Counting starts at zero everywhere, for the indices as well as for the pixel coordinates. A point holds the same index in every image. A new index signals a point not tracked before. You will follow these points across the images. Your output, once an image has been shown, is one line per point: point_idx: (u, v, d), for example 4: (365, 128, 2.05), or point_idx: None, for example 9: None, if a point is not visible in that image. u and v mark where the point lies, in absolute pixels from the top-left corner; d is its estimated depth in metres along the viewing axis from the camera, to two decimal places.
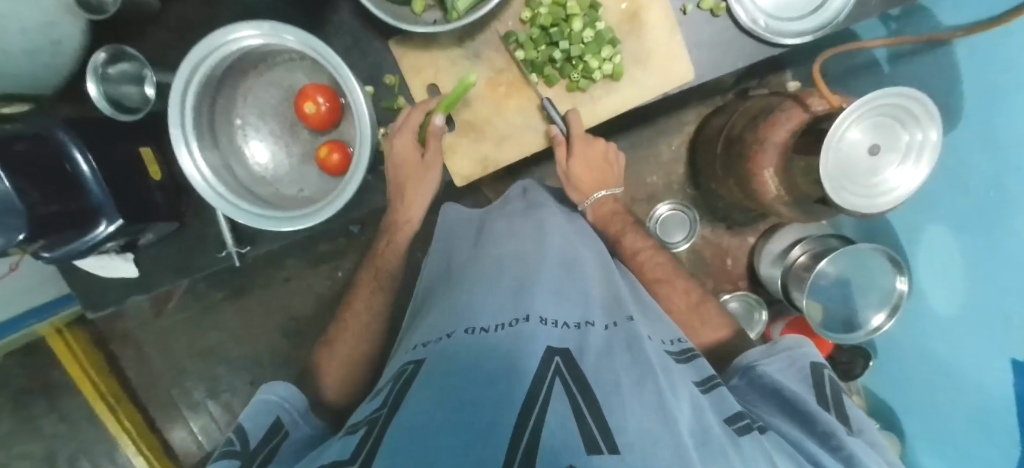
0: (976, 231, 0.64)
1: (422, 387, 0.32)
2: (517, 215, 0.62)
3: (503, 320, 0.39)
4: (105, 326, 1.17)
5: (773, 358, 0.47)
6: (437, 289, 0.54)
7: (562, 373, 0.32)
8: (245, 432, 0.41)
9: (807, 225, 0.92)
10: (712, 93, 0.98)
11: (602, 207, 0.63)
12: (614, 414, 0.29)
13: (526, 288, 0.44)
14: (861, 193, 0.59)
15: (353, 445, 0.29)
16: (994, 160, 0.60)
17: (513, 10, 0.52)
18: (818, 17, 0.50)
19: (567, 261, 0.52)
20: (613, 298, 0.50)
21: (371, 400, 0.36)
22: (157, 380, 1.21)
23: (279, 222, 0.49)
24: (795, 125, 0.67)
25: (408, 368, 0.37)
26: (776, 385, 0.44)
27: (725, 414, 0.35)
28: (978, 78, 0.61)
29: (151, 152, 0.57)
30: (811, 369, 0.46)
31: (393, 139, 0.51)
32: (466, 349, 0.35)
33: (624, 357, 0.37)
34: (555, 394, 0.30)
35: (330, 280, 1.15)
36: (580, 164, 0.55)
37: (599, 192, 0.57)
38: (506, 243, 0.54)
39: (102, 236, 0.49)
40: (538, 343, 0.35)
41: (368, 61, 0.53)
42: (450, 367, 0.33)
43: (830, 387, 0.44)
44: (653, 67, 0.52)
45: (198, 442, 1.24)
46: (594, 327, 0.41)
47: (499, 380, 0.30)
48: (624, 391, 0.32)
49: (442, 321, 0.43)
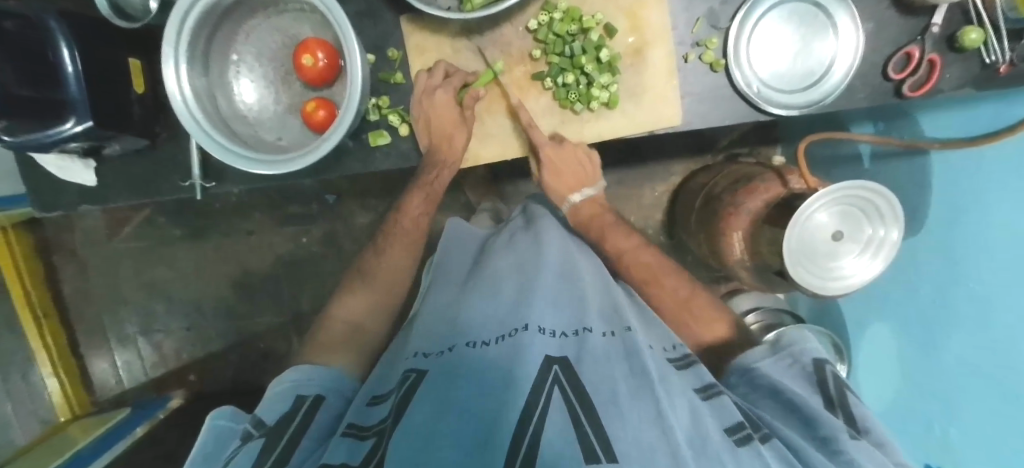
0: (916, 334, 0.68)
1: (425, 396, 0.34)
2: (517, 231, 0.62)
3: (503, 332, 0.41)
4: (53, 236, 1.14)
5: (778, 359, 0.45)
6: (450, 289, 0.55)
7: (561, 382, 0.34)
8: (263, 417, 0.40)
9: (765, 295, 0.90)
10: (705, 150, 1.02)
11: (583, 208, 0.63)
12: (612, 420, 0.31)
13: (525, 296, 0.45)
14: (819, 274, 0.61)
15: (364, 450, 0.33)
16: (944, 274, 0.63)
17: (528, 15, 0.53)
18: (809, 94, 0.51)
19: (565, 272, 0.52)
20: (613, 306, 0.49)
21: (376, 408, 0.40)
22: (92, 303, 1.18)
23: (260, 167, 0.48)
24: (771, 197, 0.69)
25: (410, 376, 0.39)
26: (778, 391, 0.42)
27: (726, 423, 0.35)
28: (950, 189, 0.62)
29: (139, 65, 0.55)
30: (814, 369, 0.43)
31: (436, 90, 0.53)
32: (465, 364, 0.37)
33: (621, 365, 0.37)
34: (554, 401, 0.32)
35: (293, 243, 1.13)
36: (555, 173, 0.58)
37: (575, 194, 0.61)
38: (506, 255, 0.55)
39: (69, 134, 0.48)
40: (535, 349, 0.37)
41: (376, 30, 0.54)
42: (453, 377, 0.35)
43: (835, 388, 0.42)
44: (646, 102, 0.54)
45: (118, 377, 1.20)
46: (592, 333, 0.42)
47: (497, 391, 0.33)
48: (621, 400, 0.33)
49: (445, 333, 0.44)
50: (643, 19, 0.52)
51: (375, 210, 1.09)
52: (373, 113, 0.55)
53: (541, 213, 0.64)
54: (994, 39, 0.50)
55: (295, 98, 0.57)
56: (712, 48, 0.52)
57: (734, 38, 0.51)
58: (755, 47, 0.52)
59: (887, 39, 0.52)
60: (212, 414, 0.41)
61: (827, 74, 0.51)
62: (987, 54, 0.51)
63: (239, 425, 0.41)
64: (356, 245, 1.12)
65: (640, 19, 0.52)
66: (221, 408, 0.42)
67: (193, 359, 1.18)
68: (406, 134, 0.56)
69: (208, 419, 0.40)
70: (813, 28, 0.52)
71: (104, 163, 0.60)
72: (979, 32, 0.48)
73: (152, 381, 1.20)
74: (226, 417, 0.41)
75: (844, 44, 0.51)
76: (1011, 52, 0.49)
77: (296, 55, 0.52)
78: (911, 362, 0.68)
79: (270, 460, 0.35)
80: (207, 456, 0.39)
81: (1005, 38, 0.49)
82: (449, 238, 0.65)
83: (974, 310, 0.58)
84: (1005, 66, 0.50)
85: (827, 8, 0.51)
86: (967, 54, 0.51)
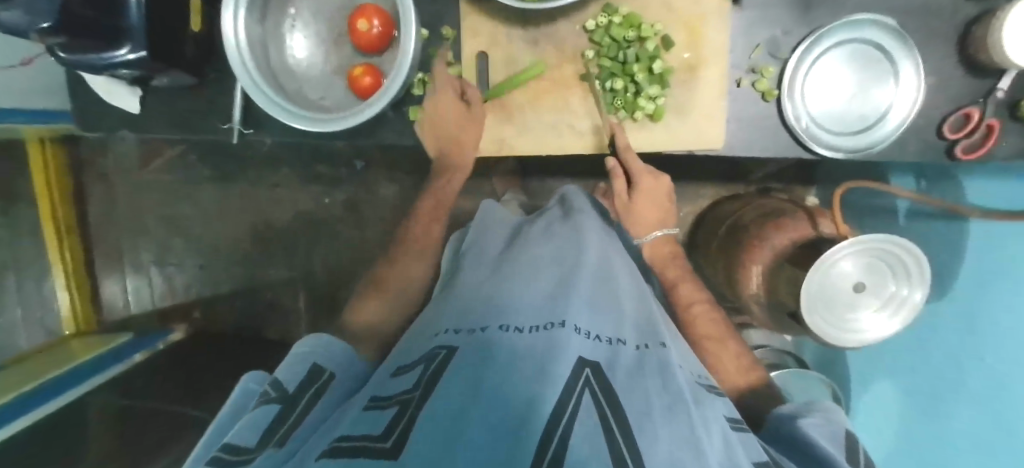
0: (924, 400, 0.66)
1: (455, 375, 0.33)
2: (554, 221, 0.61)
3: (541, 322, 0.40)
4: (86, 155, 1.17)
5: (814, 414, 0.44)
6: (481, 271, 0.54)
7: (592, 386, 0.32)
8: (282, 382, 0.41)
9: (772, 334, 0.89)
10: (737, 179, 1.00)
11: (657, 248, 0.61)
12: (644, 434, 0.29)
13: (564, 293, 0.44)
14: (835, 324, 0.60)
15: (385, 421, 0.31)
16: (964, 344, 0.62)
17: (586, 14, 0.53)
18: (857, 139, 0.50)
19: (604, 273, 0.50)
20: (648, 319, 0.48)
21: (401, 378, 0.39)
22: (113, 227, 1.21)
23: (301, 121, 0.49)
24: (797, 237, 0.68)
25: (441, 353, 0.38)
26: (806, 440, 0.40)
27: (756, 457, 0.34)
28: (979, 261, 0.61)
29: (201, 5, 0.55)
30: (847, 438, 0.43)
31: (490, 78, 0.53)
32: (500, 348, 0.36)
33: (654, 378, 0.36)
34: (584, 406, 0.30)
35: (315, 202, 1.15)
36: (643, 202, 0.59)
37: (658, 230, 0.60)
38: (544, 244, 0.54)
39: (120, 60, 0.49)
40: (572, 350, 0.35)
41: (434, 5, 0.54)
42: (483, 361, 0.34)
43: (864, 460, 0.40)
44: (691, 120, 0.53)
45: (126, 301, 1.23)
46: (626, 346, 0.41)
47: (529, 382, 0.31)
48: (655, 416, 0.32)
49: (477, 315, 0.44)
50: (701, 36, 0.51)
51: (399, 183, 1.10)
52: (417, 88, 0.55)
53: (580, 209, 0.63)
54: None
55: (343, 60, 0.57)
56: (767, 76, 0.51)
57: (792, 70, 0.50)
58: (811, 83, 0.51)
59: (949, 96, 0.51)
60: (246, 379, 0.43)
61: (879, 122, 0.50)
62: None
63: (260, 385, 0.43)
64: (375, 214, 1.13)
65: (699, 35, 0.51)
66: (254, 373, 0.44)
67: (200, 297, 1.21)
68: (447, 114, 0.56)
69: (242, 381, 0.43)
70: (874, 74, 0.51)
71: (150, 92, 0.62)
72: None
73: (158, 311, 1.23)
74: (256, 381, 0.43)
75: (903, 94, 0.50)
76: None
77: (352, 19, 0.52)
78: (916, 425, 0.68)
79: (284, 424, 0.36)
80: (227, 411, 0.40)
81: None
82: (482, 216, 0.67)
83: (986, 386, 0.59)
84: None
85: (893, 54, 0.49)
86: None
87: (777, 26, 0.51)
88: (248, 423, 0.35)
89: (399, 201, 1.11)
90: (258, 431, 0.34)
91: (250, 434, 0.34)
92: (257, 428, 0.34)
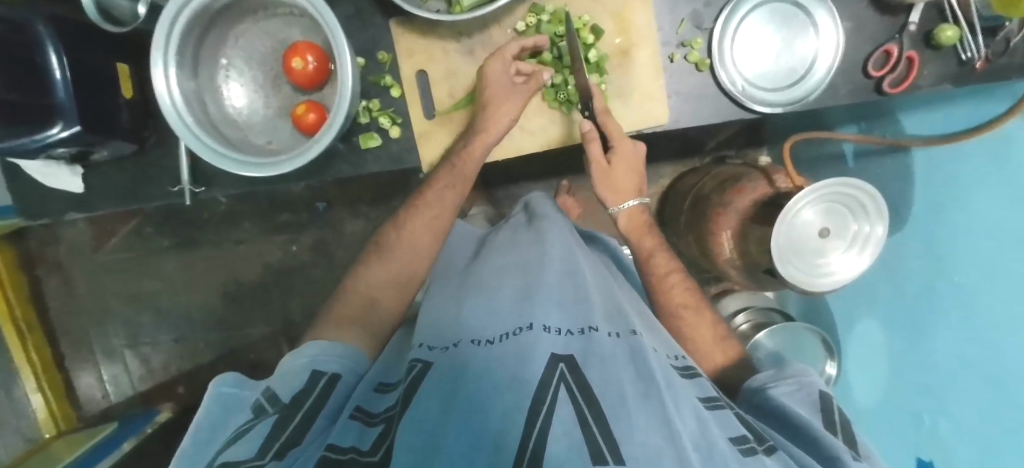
0: (905, 331, 0.68)
1: (427, 393, 0.33)
2: (518, 229, 0.63)
3: (509, 330, 0.41)
4: (37, 247, 1.12)
5: (784, 381, 0.46)
6: (447, 289, 0.55)
7: (567, 380, 0.34)
8: (278, 393, 0.38)
9: (755, 294, 0.90)
10: (692, 153, 1.03)
11: (633, 218, 0.61)
12: (620, 424, 0.30)
13: (531, 296, 0.45)
14: (807, 270, 0.61)
15: (373, 436, 0.33)
16: (930, 267, 0.63)
17: (516, 18, 0.55)
18: (791, 92, 0.53)
19: (569, 271, 0.52)
20: (617, 308, 0.49)
21: (386, 395, 0.40)
22: (78, 316, 1.16)
23: (247, 167, 0.48)
24: (758, 196, 0.70)
25: (416, 366, 0.39)
26: (783, 407, 0.43)
27: (732, 434, 0.35)
28: (931, 190, 0.64)
29: (128, 70, 0.54)
30: (818, 396, 0.45)
31: None
32: (472, 362, 0.37)
33: (627, 367, 0.37)
34: (560, 400, 0.31)
35: (283, 252, 1.12)
36: (620, 165, 0.57)
37: (632, 199, 0.59)
38: (508, 254, 0.55)
39: (53, 139, 0.47)
40: (543, 350, 0.37)
41: (366, 33, 0.55)
42: (456, 375, 0.35)
43: (839, 417, 0.43)
44: (633, 102, 0.55)
45: (105, 391, 1.17)
46: (599, 332, 0.42)
47: (506, 391, 0.32)
48: (630, 403, 0.33)
49: (447, 329, 0.44)
50: (628, 20, 0.53)
51: (366, 216, 1.09)
52: (363, 116, 0.55)
53: (543, 212, 0.65)
54: (969, 35, 0.52)
55: (285, 101, 0.57)
56: (697, 48, 0.53)
57: (719, 38, 0.52)
58: (739, 45, 0.54)
59: (866, 37, 0.54)
60: (217, 381, 0.38)
61: (805, 75, 0.53)
62: (964, 50, 0.52)
63: (248, 393, 0.38)
64: (347, 251, 1.11)
65: (627, 20, 0.53)
66: (226, 375, 0.39)
67: (182, 371, 1.16)
68: (398, 136, 0.56)
69: (213, 385, 0.38)
70: (794, 28, 0.53)
71: (92, 169, 0.60)
72: (955, 30, 0.49)
73: (139, 395, 1.17)
74: (232, 385, 0.38)
75: (824, 42, 0.52)
76: (986, 48, 0.51)
77: (286, 60, 0.52)
78: (902, 359, 0.69)
79: (281, 436, 0.33)
80: (212, 424, 0.35)
81: (980, 33, 0.51)
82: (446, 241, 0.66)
83: (954, 302, 0.60)
84: (981, 62, 0.52)
85: (808, 8, 0.52)
86: (943, 52, 0.53)
87: None
88: (244, 440, 0.32)
89: (370, 235, 1.10)
90: (256, 444, 0.31)
91: (247, 449, 0.31)
92: (257, 440, 0.32)
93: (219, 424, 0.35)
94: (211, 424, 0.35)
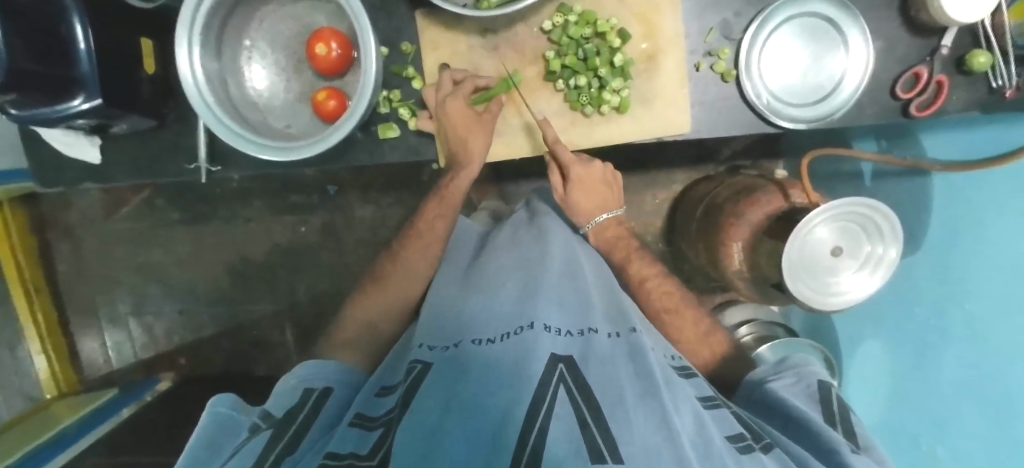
0: (909, 354, 0.69)
1: (428, 392, 0.33)
2: (520, 226, 0.63)
3: (509, 328, 0.41)
4: (50, 212, 1.13)
5: (784, 373, 0.47)
6: (450, 286, 0.54)
7: (566, 380, 0.34)
8: (272, 411, 0.40)
9: (760, 306, 0.89)
10: (707, 161, 1.03)
11: (608, 229, 0.63)
12: (619, 424, 0.30)
13: (532, 294, 0.45)
14: (818, 288, 0.61)
15: (372, 440, 0.33)
16: (938, 293, 0.65)
17: (542, 16, 0.54)
18: (817, 108, 0.52)
19: (568, 272, 0.52)
20: (617, 309, 0.49)
21: (386, 397, 0.40)
22: (86, 282, 1.17)
23: (268, 151, 0.48)
24: (772, 210, 0.69)
25: (416, 368, 0.39)
26: (780, 401, 0.44)
27: (728, 432, 0.35)
28: (944, 216, 0.64)
29: (151, 45, 0.54)
30: (818, 387, 0.46)
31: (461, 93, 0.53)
32: (472, 361, 0.37)
33: (626, 368, 0.38)
34: (559, 399, 0.32)
35: (291, 233, 1.13)
36: (579, 190, 0.60)
37: (601, 214, 0.62)
38: (510, 252, 0.55)
39: (75, 110, 0.47)
40: (543, 349, 0.37)
41: (390, 22, 0.54)
42: (459, 373, 0.35)
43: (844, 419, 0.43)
44: (654, 109, 0.54)
45: (107, 357, 1.19)
46: (598, 334, 0.43)
47: (507, 389, 0.32)
48: (627, 403, 0.33)
49: (451, 327, 0.44)
50: (656, 26, 0.53)
51: (375, 203, 1.09)
52: (384, 105, 0.55)
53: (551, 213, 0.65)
54: (1002, 62, 0.51)
55: (305, 86, 0.57)
56: (725, 58, 0.53)
57: (748, 49, 0.51)
58: (766, 58, 0.53)
59: (897, 58, 0.53)
60: (212, 403, 0.39)
61: (833, 91, 0.52)
62: (995, 78, 0.51)
63: (242, 416, 0.39)
64: (354, 237, 1.11)
65: (655, 26, 0.53)
66: (220, 396, 0.40)
67: (184, 343, 1.17)
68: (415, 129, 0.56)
69: (207, 407, 0.38)
70: (824, 44, 0.52)
71: (110, 141, 0.60)
72: (988, 56, 0.48)
73: (141, 363, 1.19)
74: (227, 404, 0.39)
75: (854, 60, 0.51)
76: (1017, 77, 0.50)
77: (310, 45, 0.52)
78: (905, 382, 0.69)
79: (275, 450, 0.34)
80: (208, 438, 0.36)
81: (1014, 62, 0.50)
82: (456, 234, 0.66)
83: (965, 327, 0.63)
84: (1010, 90, 0.51)
85: (840, 24, 0.51)
86: (974, 77, 0.52)
87: (727, 8, 0.53)
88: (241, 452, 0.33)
89: (378, 222, 1.10)
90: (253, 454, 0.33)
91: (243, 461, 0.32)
92: (254, 452, 0.33)
93: (214, 438, 0.36)
94: (206, 440, 0.36)
